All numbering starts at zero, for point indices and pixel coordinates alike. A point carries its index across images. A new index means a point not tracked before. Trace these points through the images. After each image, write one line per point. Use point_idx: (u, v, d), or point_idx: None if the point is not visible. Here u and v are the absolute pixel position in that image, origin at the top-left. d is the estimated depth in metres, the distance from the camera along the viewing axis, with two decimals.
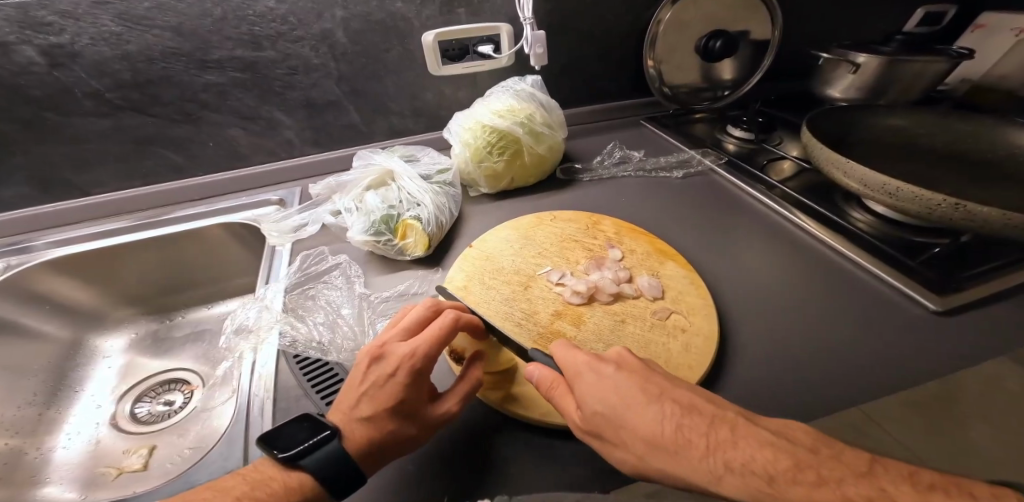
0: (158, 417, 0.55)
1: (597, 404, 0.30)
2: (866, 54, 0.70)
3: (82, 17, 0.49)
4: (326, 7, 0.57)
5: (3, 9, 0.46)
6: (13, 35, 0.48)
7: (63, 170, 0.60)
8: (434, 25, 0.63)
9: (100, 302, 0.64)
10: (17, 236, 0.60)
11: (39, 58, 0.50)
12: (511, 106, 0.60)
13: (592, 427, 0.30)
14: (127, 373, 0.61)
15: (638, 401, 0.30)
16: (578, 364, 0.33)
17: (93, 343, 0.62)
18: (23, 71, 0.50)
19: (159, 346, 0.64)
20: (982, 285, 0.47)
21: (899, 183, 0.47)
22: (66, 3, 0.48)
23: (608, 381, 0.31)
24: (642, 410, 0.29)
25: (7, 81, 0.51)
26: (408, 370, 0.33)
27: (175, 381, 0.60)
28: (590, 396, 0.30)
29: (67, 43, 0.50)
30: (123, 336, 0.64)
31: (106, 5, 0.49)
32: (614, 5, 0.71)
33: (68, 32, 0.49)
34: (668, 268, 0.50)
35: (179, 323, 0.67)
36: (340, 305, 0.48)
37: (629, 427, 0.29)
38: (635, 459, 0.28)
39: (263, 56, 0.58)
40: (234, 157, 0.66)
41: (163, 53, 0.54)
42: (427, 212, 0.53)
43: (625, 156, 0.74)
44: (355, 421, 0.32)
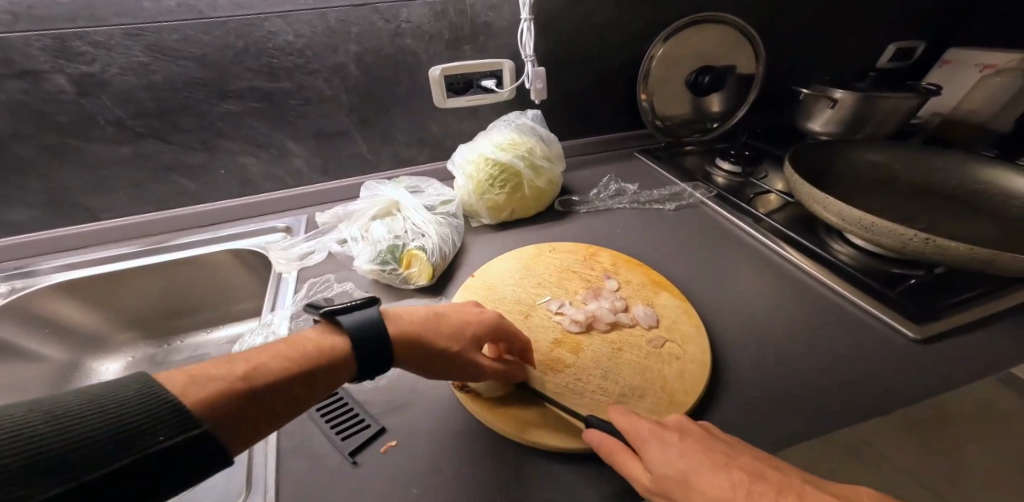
0: None
1: (667, 468, 0.30)
2: (842, 90, 0.76)
3: (113, 47, 0.51)
4: (341, 41, 0.60)
5: (41, 40, 0.49)
6: (47, 64, 0.50)
7: (77, 195, 0.61)
8: (441, 60, 0.67)
9: (100, 325, 0.65)
10: (23, 259, 0.61)
11: (69, 86, 0.52)
12: (513, 140, 0.64)
13: (663, 490, 0.30)
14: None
15: (702, 465, 0.30)
16: (644, 430, 0.33)
17: (89, 366, 0.64)
18: (51, 98, 0.53)
19: (158, 368, 0.66)
20: (954, 316, 0.50)
21: (873, 219, 0.51)
22: (100, 35, 0.50)
23: (674, 448, 0.31)
24: (711, 474, 0.29)
25: (34, 107, 0.53)
26: (491, 319, 0.41)
27: None
28: (660, 461, 0.31)
29: (97, 72, 0.52)
30: (120, 359, 0.66)
31: (137, 37, 0.52)
32: (610, 43, 0.76)
33: (99, 62, 0.52)
34: (661, 298, 0.53)
35: (176, 348, 0.69)
36: None
37: (698, 489, 0.29)
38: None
39: (279, 87, 0.61)
40: (244, 184, 0.68)
41: (186, 83, 0.56)
42: (432, 243, 0.55)
43: (620, 189, 0.78)
44: (420, 315, 0.38)
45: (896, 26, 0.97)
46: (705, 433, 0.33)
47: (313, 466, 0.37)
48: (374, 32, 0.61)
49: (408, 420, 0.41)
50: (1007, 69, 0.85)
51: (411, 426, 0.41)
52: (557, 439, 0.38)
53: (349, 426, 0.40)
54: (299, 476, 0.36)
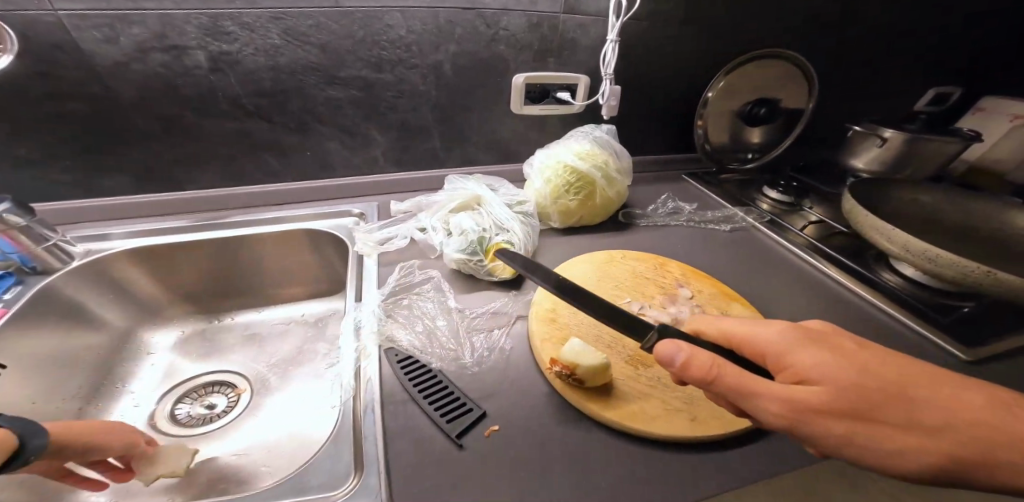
0: (197, 420, 0.57)
1: (838, 382, 0.28)
2: (893, 131, 0.80)
3: (256, 29, 0.55)
4: (444, 41, 0.64)
5: (198, 18, 0.52)
6: (194, 40, 0.53)
7: (171, 165, 0.63)
8: (525, 69, 0.71)
9: (162, 294, 0.66)
10: (95, 224, 0.62)
11: (204, 62, 0.55)
12: (590, 150, 0.67)
13: (836, 406, 0.28)
14: (170, 372, 0.62)
15: (878, 377, 0.29)
16: (788, 342, 0.32)
17: (142, 337, 0.64)
18: (185, 72, 0.55)
19: (208, 346, 0.66)
20: (999, 344, 0.53)
21: (936, 250, 0.53)
22: (248, 17, 0.53)
23: (842, 357, 0.30)
24: (839, 373, 0.29)
25: (167, 79, 0.55)
26: None
27: (220, 384, 0.62)
28: (822, 373, 0.29)
29: (234, 51, 0.55)
30: (172, 332, 0.66)
31: (278, 21, 0.55)
32: (680, 68, 0.81)
33: (240, 42, 0.55)
34: (736, 309, 0.55)
35: (227, 325, 0.69)
36: (434, 316, 0.51)
37: (840, 394, 0.28)
38: (905, 440, 0.27)
39: (381, 78, 0.64)
40: (325, 168, 0.71)
41: (302, 67, 0.59)
42: (516, 238, 0.59)
43: (677, 207, 0.81)
44: None
45: (930, 74, 1.03)
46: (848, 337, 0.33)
47: (421, 447, 0.38)
48: (475, 36, 0.65)
49: (506, 402, 0.43)
50: None
51: (511, 409, 0.42)
52: (656, 427, 0.40)
53: (451, 407, 0.41)
54: (409, 456, 0.37)
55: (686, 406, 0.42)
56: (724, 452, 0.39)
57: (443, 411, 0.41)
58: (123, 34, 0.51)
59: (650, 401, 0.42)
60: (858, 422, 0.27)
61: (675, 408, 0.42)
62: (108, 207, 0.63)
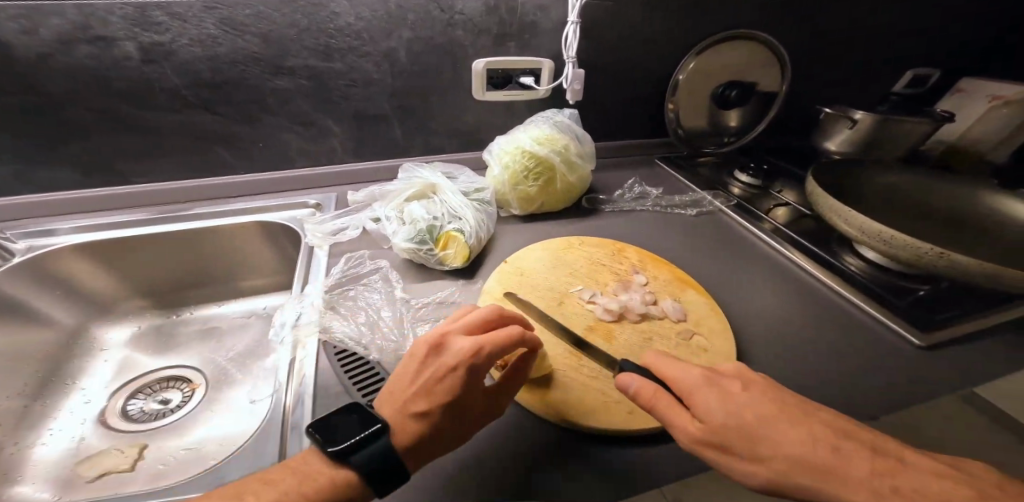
0: (151, 416, 0.56)
1: (724, 418, 0.31)
2: (863, 112, 0.79)
3: (190, 20, 0.53)
4: (396, 27, 0.62)
5: (123, 8, 0.50)
6: (121, 31, 0.52)
7: (116, 159, 0.62)
8: (486, 53, 0.69)
9: (116, 289, 0.65)
10: (41, 220, 0.61)
11: (135, 53, 0.53)
12: (550, 135, 0.66)
13: (715, 440, 0.30)
14: (125, 368, 0.62)
15: (787, 426, 0.31)
16: (695, 378, 0.34)
17: (95, 333, 0.63)
18: (115, 64, 0.54)
19: (165, 341, 0.65)
20: (953, 327, 0.52)
21: (892, 232, 0.53)
22: (178, 6, 0.52)
23: (739, 400, 0.32)
24: (756, 419, 0.31)
25: (97, 72, 0.54)
26: (469, 366, 0.35)
27: (174, 380, 0.61)
28: (713, 410, 0.31)
29: (166, 41, 0.54)
30: (126, 328, 0.65)
31: (213, 10, 0.53)
32: (646, 52, 0.79)
33: (172, 32, 0.53)
34: (689, 296, 0.55)
35: (185, 320, 0.68)
36: (380, 307, 0.50)
37: (755, 437, 0.30)
38: (774, 475, 0.29)
39: (331, 67, 0.62)
40: (280, 159, 0.69)
41: (244, 57, 0.58)
42: (469, 226, 0.57)
43: (643, 192, 0.80)
44: (410, 415, 0.34)
45: (912, 55, 1.01)
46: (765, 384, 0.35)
47: None
48: (429, 21, 0.63)
49: None
50: (1014, 101, 0.88)
51: None
52: (592, 418, 0.39)
53: None
54: None
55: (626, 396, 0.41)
56: (661, 443, 0.38)
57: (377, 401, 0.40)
58: (44, 25, 0.49)
59: (591, 391, 0.42)
60: (753, 462, 0.29)
61: (615, 399, 0.41)
62: (54, 202, 0.62)
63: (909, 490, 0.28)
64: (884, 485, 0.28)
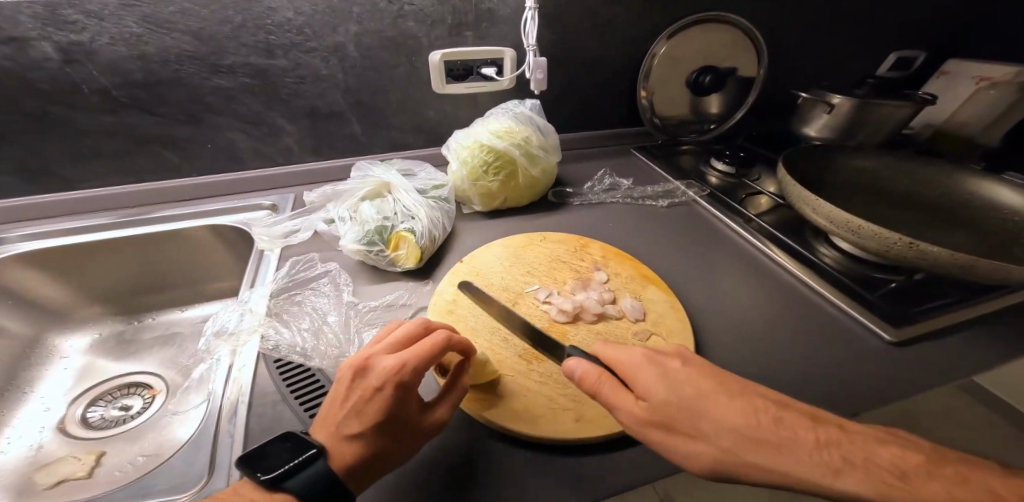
0: (111, 422, 0.52)
1: (663, 397, 0.31)
2: (840, 96, 0.76)
3: (107, 17, 0.51)
4: (342, 21, 0.59)
5: (30, 6, 0.48)
6: (34, 31, 0.49)
7: (55, 164, 0.60)
8: (441, 45, 0.66)
9: (69, 298, 0.62)
10: None
11: (54, 54, 0.51)
12: (510, 128, 0.63)
13: (660, 421, 0.30)
14: (85, 375, 0.58)
15: (747, 407, 0.30)
16: (637, 360, 0.34)
17: (52, 342, 0.60)
18: (35, 66, 0.52)
19: (125, 347, 0.62)
20: (924, 322, 0.50)
21: (860, 222, 0.50)
22: (92, 4, 0.50)
23: (677, 376, 0.32)
24: (713, 400, 0.31)
25: (16, 74, 0.52)
26: (395, 383, 0.33)
27: (136, 386, 0.57)
28: (654, 389, 0.32)
29: (86, 41, 0.52)
30: (86, 336, 0.62)
31: (132, 7, 0.51)
32: (611, 40, 0.76)
33: (90, 31, 0.51)
34: (650, 292, 0.53)
35: (147, 325, 0.65)
36: (326, 312, 0.48)
37: (707, 416, 0.30)
38: (719, 453, 0.29)
39: (274, 64, 0.60)
40: (232, 160, 0.67)
41: (178, 56, 0.56)
42: (421, 225, 0.55)
43: (614, 183, 0.78)
44: (343, 439, 0.32)
45: (894, 36, 0.98)
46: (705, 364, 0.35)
47: None
48: (377, 13, 0.60)
49: None
50: (1002, 83, 0.85)
51: None
52: (537, 427, 0.37)
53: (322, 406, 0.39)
54: None
55: (574, 404, 0.39)
56: (607, 454, 0.36)
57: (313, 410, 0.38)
58: None
59: (538, 398, 0.40)
60: (711, 445, 0.29)
61: (561, 406, 0.39)
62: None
63: (857, 460, 0.27)
64: (834, 459, 0.27)
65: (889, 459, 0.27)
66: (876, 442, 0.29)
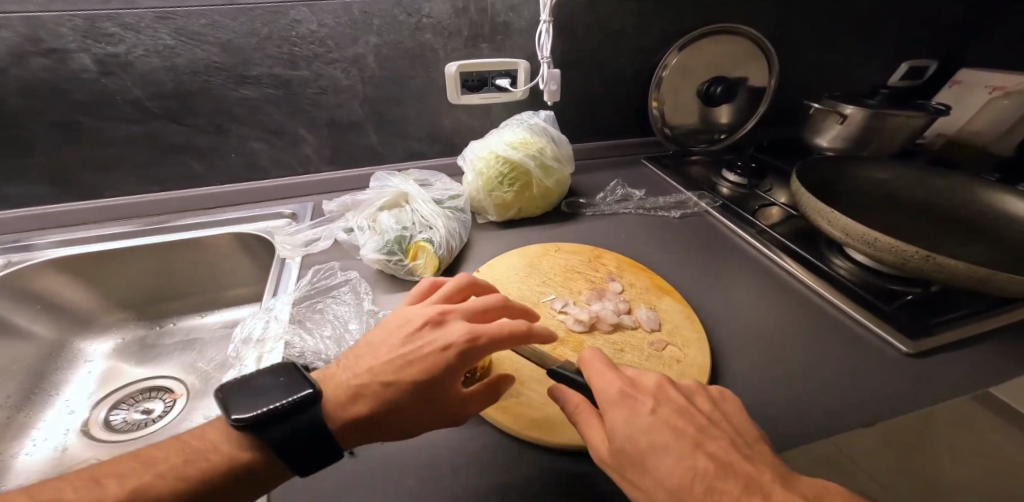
0: (134, 426, 0.54)
1: (626, 441, 0.30)
2: (853, 107, 0.76)
3: (142, 30, 0.53)
4: (361, 33, 0.61)
5: (71, 20, 0.50)
6: (74, 43, 0.51)
7: (87, 173, 0.62)
8: (457, 57, 0.68)
9: (91, 304, 0.64)
10: (17, 235, 0.61)
11: (92, 65, 0.53)
12: (524, 139, 0.64)
13: (618, 464, 0.30)
14: (107, 379, 0.60)
15: (699, 464, 0.29)
16: (611, 394, 0.33)
17: (77, 346, 0.62)
18: (72, 76, 0.54)
19: (146, 352, 0.64)
20: (943, 334, 0.50)
21: (877, 235, 0.50)
22: (130, 17, 0.52)
23: (641, 421, 0.31)
24: (665, 453, 0.29)
25: (54, 84, 0.54)
26: (422, 338, 0.34)
27: (157, 390, 0.59)
28: (619, 430, 0.31)
29: (121, 53, 0.54)
30: (109, 340, 0.64)
31: (166, 20, 0.53)
32: (623, 51, 0.77)
33: (126, 43, 0.53)
34: (665, 302, 0.53)
35: (168, 330, 0.67)
36: (347, 320, 0.49)
37: (651, 470, 0.29)
38: None
39: (297, 75, 0.62)
40: (254, 169, 0.69)
41: (207, 67, 0.57)
42: (439, 235, 0.56)
43: (626, 194, 0.78)
44: (347, 386, 0.32)
45: (905, 46, 0.98)
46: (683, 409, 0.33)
47: None
48: (395, 26, 0.62)
49: None
50: (1014, 92, 0.85)
51: None
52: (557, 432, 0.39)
53: None
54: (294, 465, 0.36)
55: None
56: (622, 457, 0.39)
57: None
58: None
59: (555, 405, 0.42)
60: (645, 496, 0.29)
61: None
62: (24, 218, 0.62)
63: None
64: None
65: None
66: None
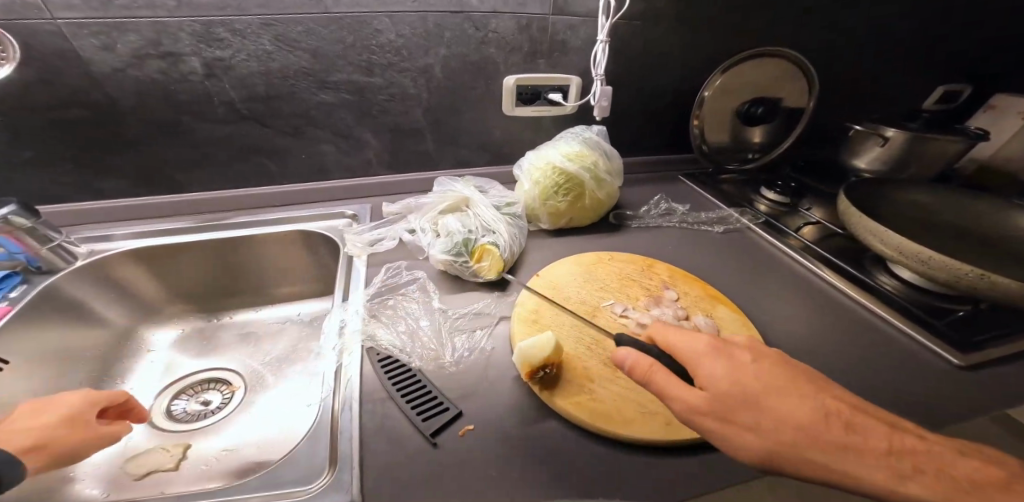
0: (194, 416, 0.58)
1: (727, 389, 0.32)
2: (894, 130, 0.78)
3: (248, 36, 0.56)
4: (433, 45, 0.65)
5: (190, 24, 0.54)
6: (188, 46, 0.55)
7: (171, 170, 0.66)
8: (516, 71, 0.71)
9: (160, 295, 0.68)
10: (98, 225, 0.65)
11: (199, 68, 0.57)
12: (580, 151, 0.67)
13: (716, 410, 0.32)
14: (169, 367, 0.64)
15: (828, 406, 0.32)
16: (700, 352, 0.36)
17: (142, 334, 0.65)
18: (180, 78, 0.58)
19: (206, 344, 0.67)
20: (993, 350, 0.51)
21: (929, 253, 0.52)
22: (239, 23, 0.55)
23: (750, 371, 0.33)
24: (781, 396, 0.32)
25: (164, 86, 0.58)
26: None
27: (216, 381, 0.62)
28: (718, 381, 0.33)
29: (227, 56, 0.57)
30: (173, 329, 0.68)
31: (269, 27, 0.57)
32: (672, 69, 0.80)
33: (232, 47, 0.57)
34: (720, 311, 0.55)
35: (226, 324, 0.70)
36: (419, 317, 0.52)
37: (772, 412, 0.31)
38: (773, 445, 0.30)
39: (372, 82, 0.65)
40: (320, 171, 0.72)
41: (295, 72, 0.61)
42: (502, 240, 0.58)
43: (669, 208, 0.81)
44: None
45: (936, 73, 1.01)
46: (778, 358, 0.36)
47: (395, 441, 0.39)
48: (464, 39, 0.66)
49: (484, 402, 0.43)
50: None
51: (484, 411, 0.42)
52: (635, 429, 0.40)
53: (428, 406, 0.42)
54: (385, 450, 0.38)
55: (662, 409, 0.42)
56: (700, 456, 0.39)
57: (420, 408, 0.41)
58: (120, 42, 0.53)
59: (627, 403, 0.43)
60: (772, 442, 0.30)
61: (653, 411, 0.42)
62: (104, 209, 0.66)
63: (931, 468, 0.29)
64: (905, 465, 0.29)
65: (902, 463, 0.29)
66: (957, 448, 0.31)
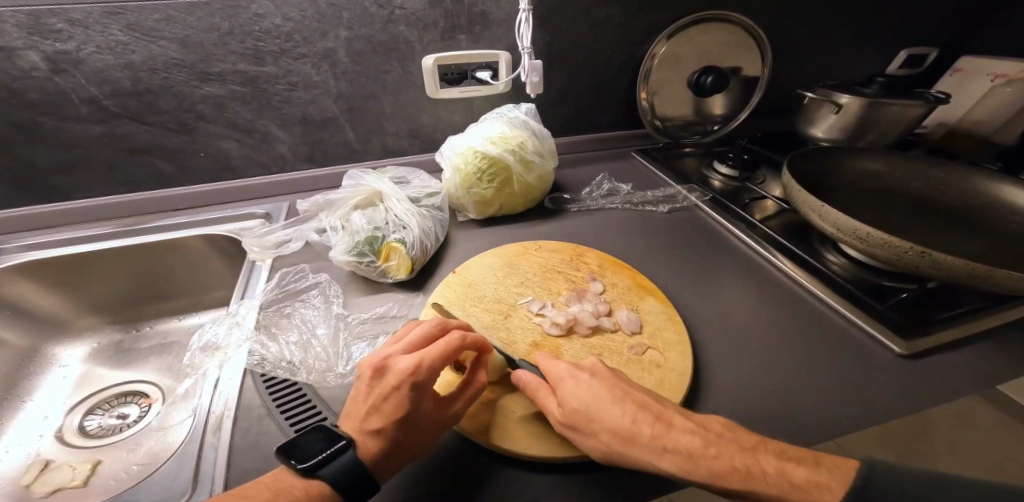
0: (108, 431, 0.52)
1: (575, 400, 0.34)
2: (849, 96, 0.73)
3: (91, 26, 0.51)
4: (331, 27, 0.59)
5: (14, 15, 0.49)
6: (20, 40, 0.50)
7: (51, 176, 0.61)
8: (435, 49, 0.65)
9: (62, 308, 0.62)
10: None
11: (41, 63, 0.52)
12: (504, 134, 0.62)
13: (567, 421, 0.34)
14: (83, 383, 0.58)
15: (640, 409, 0.33)
16: (559, 368, 0.37)
17: (51, 351, 0.59)
18: (23, 76, 0.52)
19: (122, 356, 0.62)
20: (939, 333, 0.48)
21: (870, 230, 0.48)
22: (77, 13, 0.50)
23: (584, 382, 0.35)
24: (611, 404, 0.33)
25: (5, 83, 0.52)
26: (415, 382, 0.33)
27: (134, 394, 0.57)
28: (570, 393, 0.34)
29: (71, 49, 0.52)
30: (85, 344, 0.62)
31: (116, 16, 0.51)
32: (611, 40, 0.74)
33: (75, 40, 0.51)
34: (647, 303, 0.51)
35: (146, 334, 0.65)
36: (315, 325, 0.48)
37: (598, 420, 0.32)
38: (603, 449, 0.32)
39: (265, 71, 0.60)
40: (226, 168, 0.67)
41: (166, 63, 0.56)
42: (412, 235, 0.54)
43: (613, 188, 0.76)
44: (366, 432, 0.32)
45: (903, 34, 0.95)
46: (615, 371, 0.38)
47: (265, 462, 0.34)
48: (367, 18, 0.59)
49: None
50: (1018, 79, 0.82)
51: None
52: (530, 445, 0.36)
53: (308, 420, 0.37)
54: (249, 472, 0.33)
55: None
56: (602, 472, 0.35)
57: (299, 425, 0.37)
58: None
59: (529, 415, 0.38)
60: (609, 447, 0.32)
61: (555, 423, 0.37)
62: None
63: (690, 453, 0.30)
64: (674, 454, 0.30)
65: (719, 452, 0.30)
66: (720, 432, 0.31)
